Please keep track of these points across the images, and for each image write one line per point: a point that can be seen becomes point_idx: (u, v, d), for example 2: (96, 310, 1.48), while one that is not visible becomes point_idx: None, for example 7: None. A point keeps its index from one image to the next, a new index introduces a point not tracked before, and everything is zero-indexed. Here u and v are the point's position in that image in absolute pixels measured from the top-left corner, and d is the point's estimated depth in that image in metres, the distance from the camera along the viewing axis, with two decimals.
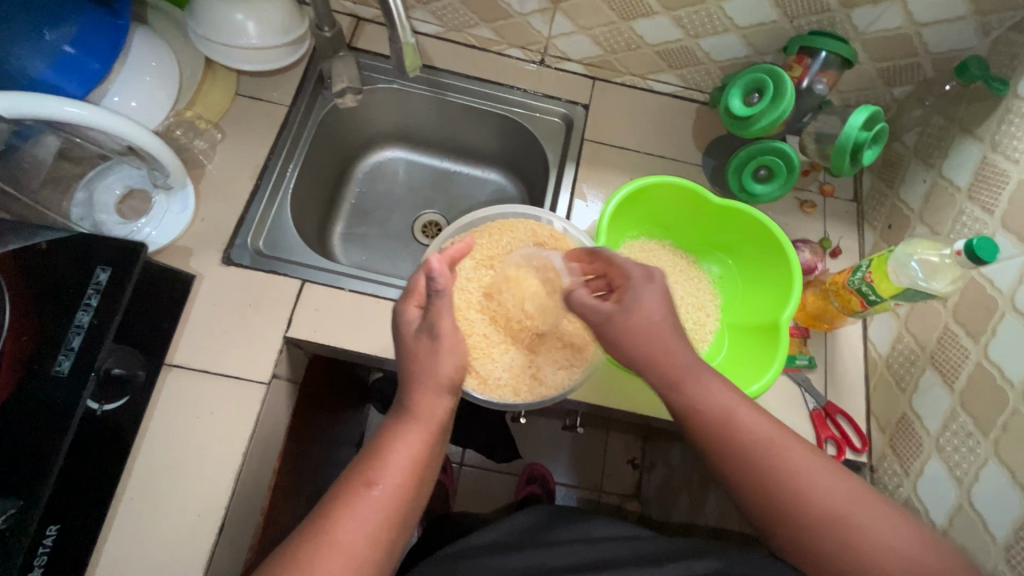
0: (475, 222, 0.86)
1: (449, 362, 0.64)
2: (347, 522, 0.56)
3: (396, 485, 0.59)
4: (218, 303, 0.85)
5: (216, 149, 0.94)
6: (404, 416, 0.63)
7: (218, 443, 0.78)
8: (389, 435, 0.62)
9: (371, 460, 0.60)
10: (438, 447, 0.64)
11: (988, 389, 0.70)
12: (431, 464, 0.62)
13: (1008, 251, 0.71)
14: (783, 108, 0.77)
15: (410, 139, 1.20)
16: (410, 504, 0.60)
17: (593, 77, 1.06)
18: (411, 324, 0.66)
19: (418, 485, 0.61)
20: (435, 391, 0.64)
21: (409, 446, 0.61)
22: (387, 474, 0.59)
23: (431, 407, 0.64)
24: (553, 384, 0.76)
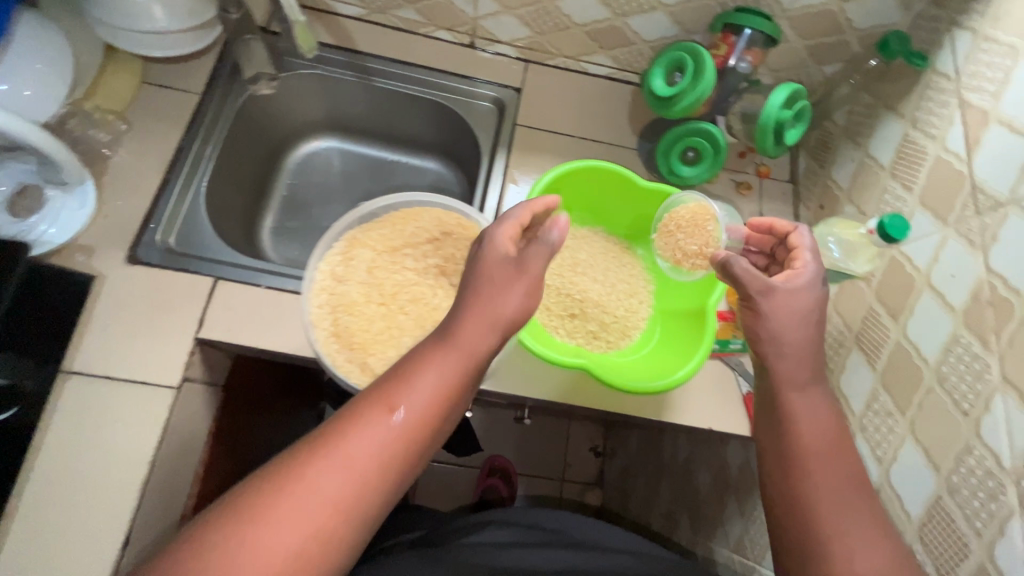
0: (378, 211, 0.83)
1: (518, 302, 0.58)
2: (362, 442, 0.50)
3: (418, 414, 0.52)
4: (124, 305, 0.80)
5: (121, 141, 0.88)
6: (444, 341, 0.56)
7: (124, 452, 0.74)
8: (423, 359, 0.55)
9: (402, 382, 0.54)
10: (469, 388, 0.57)
11: (906, 367, 0.69)
12: (455, 404, 0.55)
13: (923, 229, 0.70)
14: (703, 87, 0.75)
15: (342, 128, 1.14)
16: (426, 440, 0.53)
17: (526, 60, 1.03)
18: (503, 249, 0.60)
19: (439, 422, 0.54)
20: (485, 322, 0.57)
21: (442, 374, 0.54)
22: (412, 400, 0.52)
23: (475, 340, 0.56)
24: None
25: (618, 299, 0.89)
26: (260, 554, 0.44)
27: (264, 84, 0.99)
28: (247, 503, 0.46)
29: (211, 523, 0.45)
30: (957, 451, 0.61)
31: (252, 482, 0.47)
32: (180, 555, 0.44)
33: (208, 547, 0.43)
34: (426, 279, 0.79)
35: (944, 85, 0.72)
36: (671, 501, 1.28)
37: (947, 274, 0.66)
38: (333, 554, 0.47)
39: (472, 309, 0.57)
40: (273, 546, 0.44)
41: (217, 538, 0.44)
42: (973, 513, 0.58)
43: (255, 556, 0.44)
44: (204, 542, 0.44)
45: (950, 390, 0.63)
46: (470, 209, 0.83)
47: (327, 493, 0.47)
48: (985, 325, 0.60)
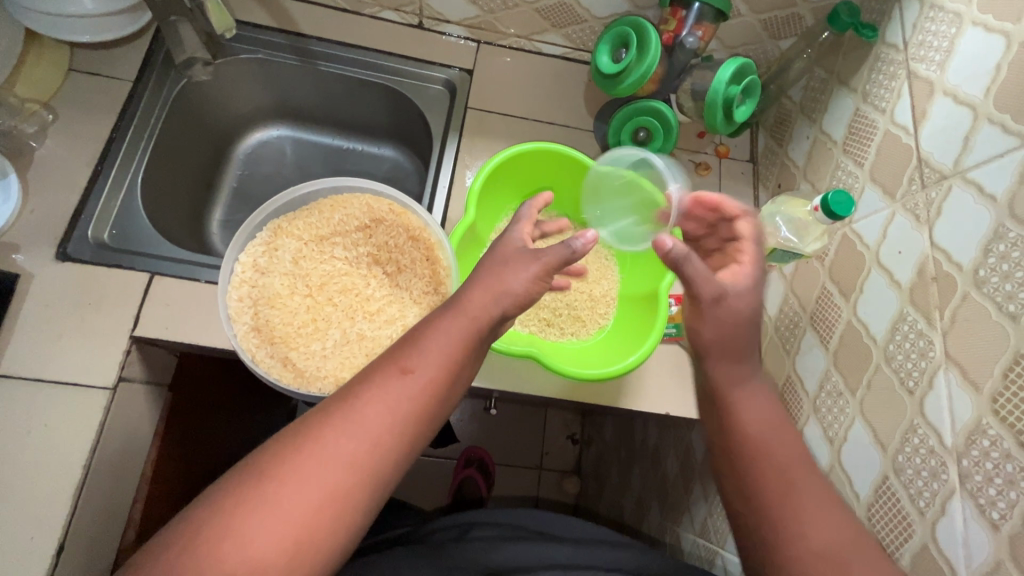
0: (306, 197, 0.80)
1: (526, 277, 0.57)
2: (373, 404, 0.47)
3: (430, 374, 0.50)
4: (53, 303, 0.77)
5: (48, 132, 0.84)
6: (451, 307, 0.55)
7: (56, 456, 0.71)
8: (430, 325, 0.53)
9: (411, 346, 0.52)
10: (476, 355, 0.55)
11: (856, 347, 0.68)
12: (464, 370, 0.53)
13: (872, 206, 0.69)
14: (648, 64, 0.73)
15: (293, 114, 1.10)
16: (438, 405, 0.50)
17: (477, 40, 1.00)
18: (517, 246, 0.60)
19: (450, 387, 0.51)
20: (490, 291, 0.56)
21: (453, 338, 0.52)
22: (424, 361, 0.50)
23: (480, 304, 0.55)
24: None
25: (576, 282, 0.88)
26: (275, 518, 0.42)
27: (199, 69, 0.94)
28: (267, 461, 0.44)
29: (224, 490, 0.43)
30: (902, 431, 0.60)
31: (265, 450, 0.46)
32: (200, 514, 0.42)
33: (226, 510, 0.42)
34: (354, 270, 0.79)
35: (893, 57, 0.69)
36: (642, 489, 1.28)
37: (895, 251, 0.64)
38: (349, 516, 0.44)
39: (480, 281, 0.56)
40: (288, 509, 0.42)
41: (231, 504, 0.42)
42: (917, 493, 0.57)
43: (271, 518, 0.42)
44: (223, 505, 0.42)
45: (896, 369, 0.61)
46: (400, 195, 0.81)
47: (339, 455, 0.45)
48: (929, 301, 0.59)
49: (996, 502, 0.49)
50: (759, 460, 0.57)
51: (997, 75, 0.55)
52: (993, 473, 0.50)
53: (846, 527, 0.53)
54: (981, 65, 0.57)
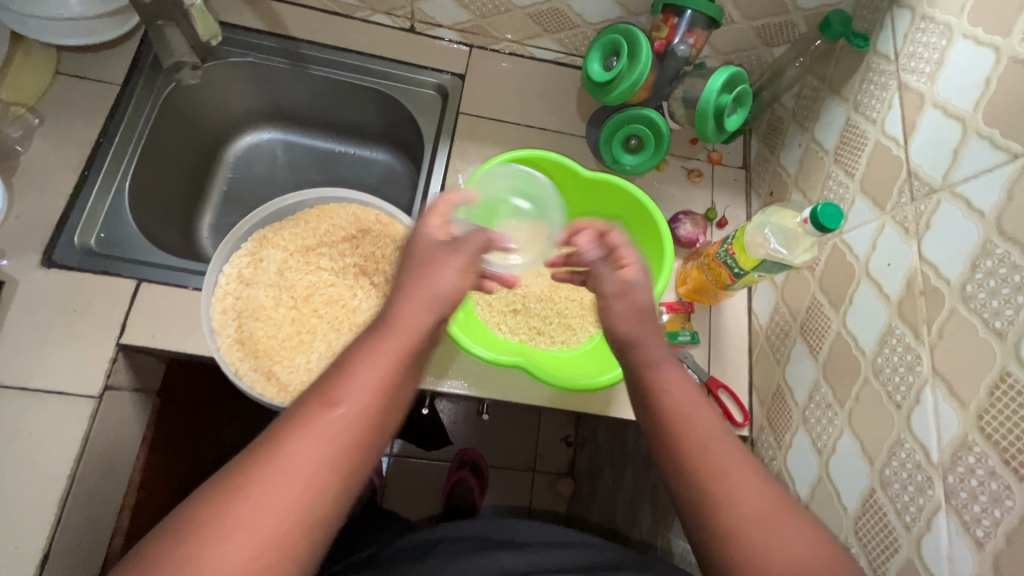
0: (292, 207, 0.80)
1: (453, 278, 0.56)
2: (300, 448, 0.43)
3: (362, 405, 0.46)
4: (39, 310, 0.76)
5: (34, 137, 0.83)
6: (378, 326, 0.51)
7: (40, 465, 0.71)
8: (358, 349, 0.49)
9: (337, 376, 0.47)
10: (415, 371, 0.52)
11: (845, 359, 0.68)
12: (404, 390, 0.50)
13: (862, 217, 0.69)
14: (639, 72, 0.73)
15: (284, 117, 1.09)
16: (378, 433, 0.47)
17: (469, 45, 0.99)
18: (434, 238, 0.58)
19: (389, 412, 0.48)
20: (421, 302, 0.53)
21: (385, 362, 0.48)
22: (354, 392, 0.46)
23: (411, 321, 0.52)
24: None
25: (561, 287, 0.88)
26: None
27: (187, 72, 0.93)
28: (188, 527, 0.40)
29: (142, 563, 0.39)
30: (889, 444, 0.59)
31: (183, 514, 0.41)
32: None
33: None
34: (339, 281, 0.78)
35: (884, 67, 0.69)
36: (633, 492, 1.27)
37: (884, 263, 0.64)
38: (293, 565, 0.41)
39: (410, 290, 0.54)
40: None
41: None
42: (903, 507, 0.57)
43: None
44: None
45: (884, 382, 0.61)
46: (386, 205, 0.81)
47: (267, 509, 0.41)
48: (917, 316, 0.58)
49: (981, 520, 0.49)
50: (698, 444, 0.53)
51: (987, 89, 0.54)
52: (978, 490, 0.49)
53: (784, 502, 0.51)
54: (971, 79, 0.56)
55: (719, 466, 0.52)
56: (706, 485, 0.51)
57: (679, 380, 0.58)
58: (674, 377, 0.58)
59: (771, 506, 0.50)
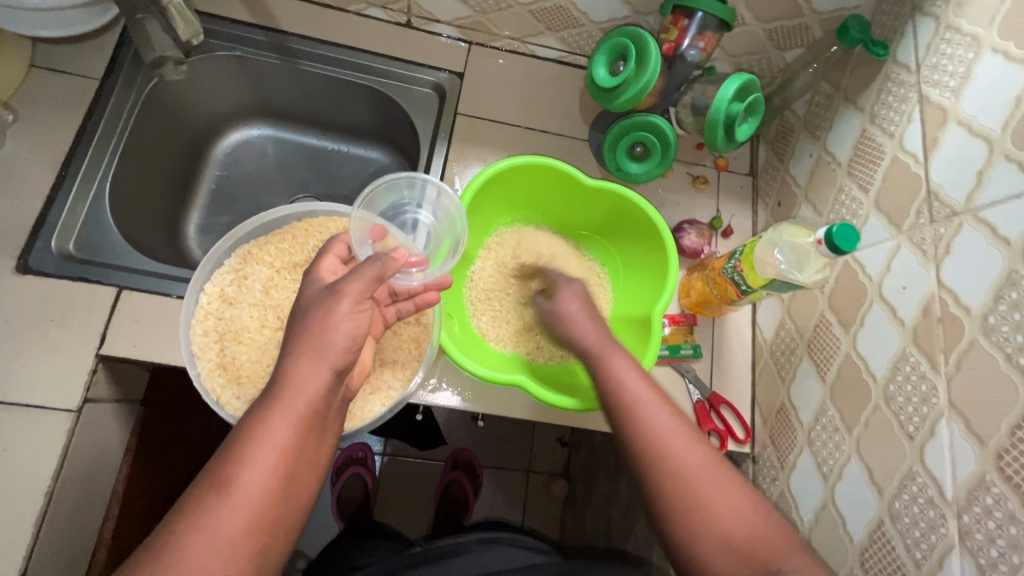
0: (280, 221, 0.77)
1: (344, 331, 0.51)
2: (196, 546, 0.42)
3: (260, 486, 0.45)
4: (14, 319, 0.72)
5: (8, 134, 0.78)
6: (271, 395, 0.49)
7: (15, 483, 0.68)
8: (251, 423, 0.48)
9: (230, 459, 0.46)
10: (317, 437, 0.51)
11: (854, 383, 0.66)
12: (304, 461, 0.49)
13: (877, 235, 0.66)
14: (647, 79, 0.70)
15: (274, 114, 1.05)
16: (278, 512, 0.46)
17: (468, 41, 0.95)
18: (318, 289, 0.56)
19: (289, 488, 0.47)
20: (316, 360, 0.50)
21: (277, 435, 0.47)
22: (248, 475, 0.45)
23: (301, 382, 0.49)
24: (364, 414, 0.68)
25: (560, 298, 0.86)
26: None
27: (171, 67, 0.89)
28: None
29: None
30: (900, 476, 0.57)
31: None
32: None
33: None
34: None
35: (904, 77, 0.66)
36: (629, 498, 1.24)
37: (899, 286, 0.61)
38: None
39: (301, 347, 0.51)
40: None
41: None
42: (914, 543, 0.55)
43: None
44: None
45: (896, 411, 0.59)
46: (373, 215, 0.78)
47: None
48: (934, 344, 0.56)
49: (998, 565, 0.47)
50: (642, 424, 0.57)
51: (1016, 109, 0.51)
52: (995, 534, 0.48)
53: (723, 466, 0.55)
54: (999, 97, 0.53)
55: (656, 434, 0.56)
56: (651, 457, 0.55)
57: (618, 364, 0.62)
58: (615, 360, 0.62)
59: (709, 462, 0.54)
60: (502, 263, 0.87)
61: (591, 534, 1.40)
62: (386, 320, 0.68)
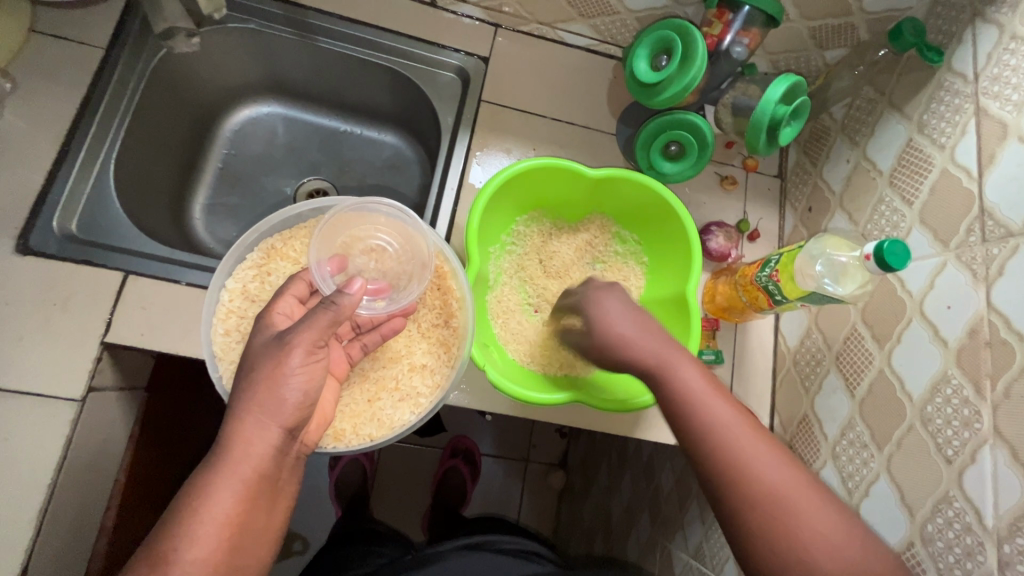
0: (303, 215, 0.73)
1: (295, 385, 0.51)
2: None
3: (205, 557, 0.46)
4: (15, 302, 0.69)
5: (7, 104, 0.74)
6: (215, 459, 0.49)
7: (16, 476, 0.65)
8: (196, 484, 0.48)
9: (172, 528, 0.47)
10: (268, 499, 0.51)
11: (886, 400, 0.64)
12: (253, 526, 0.50)
13: (921, 250, 0.64)
14: (692, 75, 0.68)
15: (285, 91, 1.00)
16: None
17: (495, 24, 0.90)
18: (265, 338, 0.54)
19: (237, 554, 0.48)
20: (264, 419, 0.50)
21: (224, 500, 0.48)
22: (190, 547, 0.46)
23: (248, 444, 0.50)
24: (391, 422, 0.65)
25: (575, 283, 0.84)
26: None
27: (182, 40, 0.84)
28: None
29: None
30: (935, 499, 0.57)
31: None
32: None
33: None
34: None
35: (958, 87, 0.63)
36: (632, 496, 1.22)
37: (942, 306, 0.60)
38: None
39: (249, 403, 0.50)
40: None
41: None
42: (947, 567, 0.55)
43: None
44: None
45: (933, 433, 0.58)
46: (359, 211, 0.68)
47: None
48: (979, 368, 0.55)
49: None
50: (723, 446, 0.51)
51: None
52: None
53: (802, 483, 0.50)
54: None
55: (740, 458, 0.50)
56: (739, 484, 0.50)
57: (680, 369, 0.55)
58: (681, 370, 0.54)
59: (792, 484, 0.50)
60: (500, 266, 0.83)
61: (587, 526, 1.38)
62: (350, 357, 0.66)
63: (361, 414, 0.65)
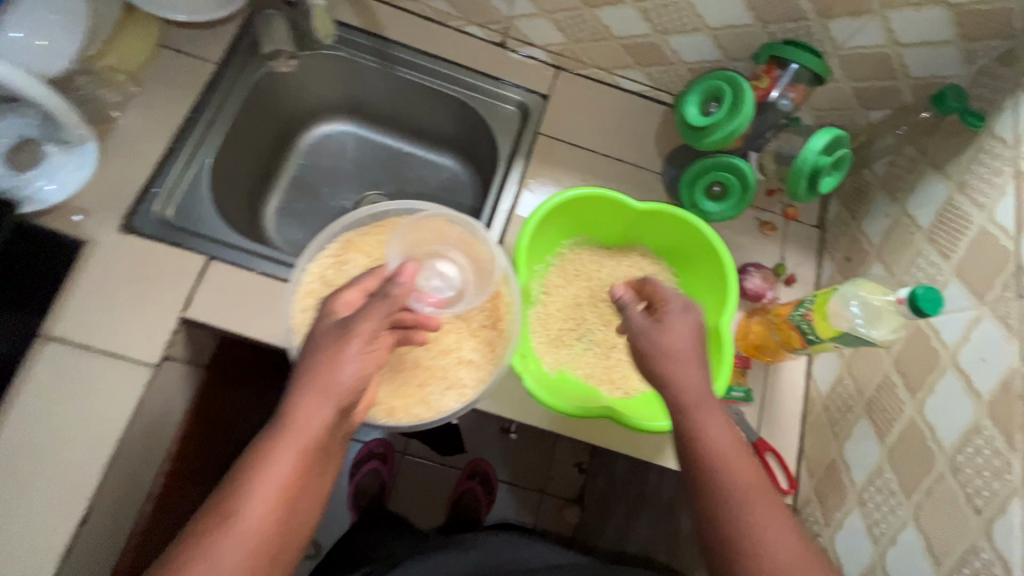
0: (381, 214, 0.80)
1: (352, 368, 0.55)
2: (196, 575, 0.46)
3: (262, 519, 0.49)
4: (111, 274, 0.77)
5: (129, 104, 0.85)
6: (277, 429, 0.53)
7: (90, 428, 0.72)
8: (258, 451, 0.52)
9: (233, 490, 0.50)
10: (317, 472, 0.55)
11: (917, 449, 0.65)
12: (304, 495, 0.53)
13: (957, 303, 0.66)
14: (739, 121, 0.73)
15: (358, 113, 1.10)
16: (278, 540, 0.50)
17: (557, 67, 0.99)
18: (328, 322, 0.60)
19: (289, 519, 0.52)
20: (321, 397, 0.54)
21: (283, 466, 0.51)
22: (251, 509, 0.49)
23: (308, 416, 0.54)
24: (439, 407, 0.70)
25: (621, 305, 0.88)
26: None
27: (282, 61, 0.96)
28: None
29: None
30: (962, 549, 0.57)
31: None
32: None
33: None
34: None
35: (998, 151, 0.66)
36: (648, 535, 1.20)
37: (977, 357, 0.61)
38: None
39: (308, 381, 0.54)
40: None
41: None
42: None
43: None
44: None
45: (963, 482, 0.58)
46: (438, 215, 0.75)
47: None
48: (1011, 421, 0.56)
49: None
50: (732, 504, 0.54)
51: None
52: None
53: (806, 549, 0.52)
54: None
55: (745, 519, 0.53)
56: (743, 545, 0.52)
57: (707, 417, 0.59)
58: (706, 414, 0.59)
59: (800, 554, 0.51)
60: (545, 284, 0.87)
61: None
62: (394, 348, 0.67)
63: (412, 396, 0.70)
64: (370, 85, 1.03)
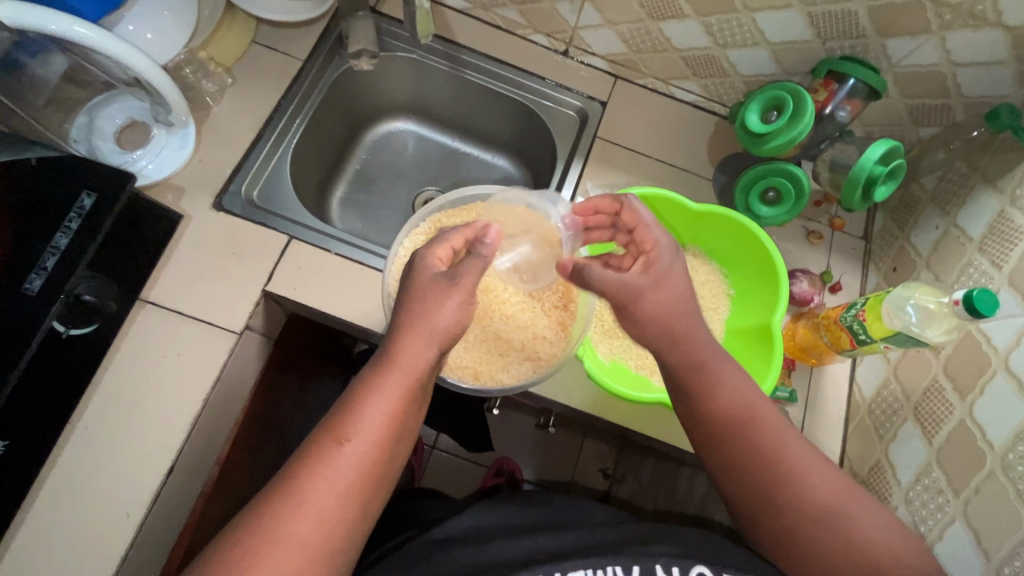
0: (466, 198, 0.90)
1: (453, 315, 0.59)
2: (320, 482, 0.52)
3: (371, 441, 0.55)
4: (201, 248, 0.84)
5: (224, 93, 0.93)
6: (382, 364, 0.58)
7: (180, 387, 0.78)
8: (365, 383, 0.57)
9: (344, 415, 0.56)
10: (417, 407, 0.60)
11: (966, 448, 0.67)
12: (407, 425, 0.58)
13: (1009, 309, 0.68)
14: (800, 129, 0.78)
15: (421, 113, 1.17)
16: (384, 461, 0.56)
17: (615, 75, 1.04)
18: (433, 272, 0.62)
19: (394, 446, 0.57)
20: (423, 339, 0.59)
21: (387, 399, 0.56)
22: (362, 432, 0.55)
23: (412, 355, 0.58)
24: (517, 375, 0.78)
25: None
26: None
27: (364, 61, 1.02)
28: (235, 542, 0.49)
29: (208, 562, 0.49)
30: (1013, 543, 0.59)
31: (229, 527, 0.51)
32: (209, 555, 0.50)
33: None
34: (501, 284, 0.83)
35: None
36: None
37: None
38: (342, 547, 0.53)
39: (415, 325, 0.59)
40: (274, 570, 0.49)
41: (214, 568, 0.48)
42: None
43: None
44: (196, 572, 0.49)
45: (1014, 479, 0.61)
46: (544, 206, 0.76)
47: (302, 535, 0.50)
48: None
49: None
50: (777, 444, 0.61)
51: None
52: None
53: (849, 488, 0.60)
54: None
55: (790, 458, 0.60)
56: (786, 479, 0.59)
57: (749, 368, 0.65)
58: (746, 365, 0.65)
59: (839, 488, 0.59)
60: None
61: None
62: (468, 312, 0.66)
63: (494, 362, 0.78)
64: (439, 86, 1.09)
